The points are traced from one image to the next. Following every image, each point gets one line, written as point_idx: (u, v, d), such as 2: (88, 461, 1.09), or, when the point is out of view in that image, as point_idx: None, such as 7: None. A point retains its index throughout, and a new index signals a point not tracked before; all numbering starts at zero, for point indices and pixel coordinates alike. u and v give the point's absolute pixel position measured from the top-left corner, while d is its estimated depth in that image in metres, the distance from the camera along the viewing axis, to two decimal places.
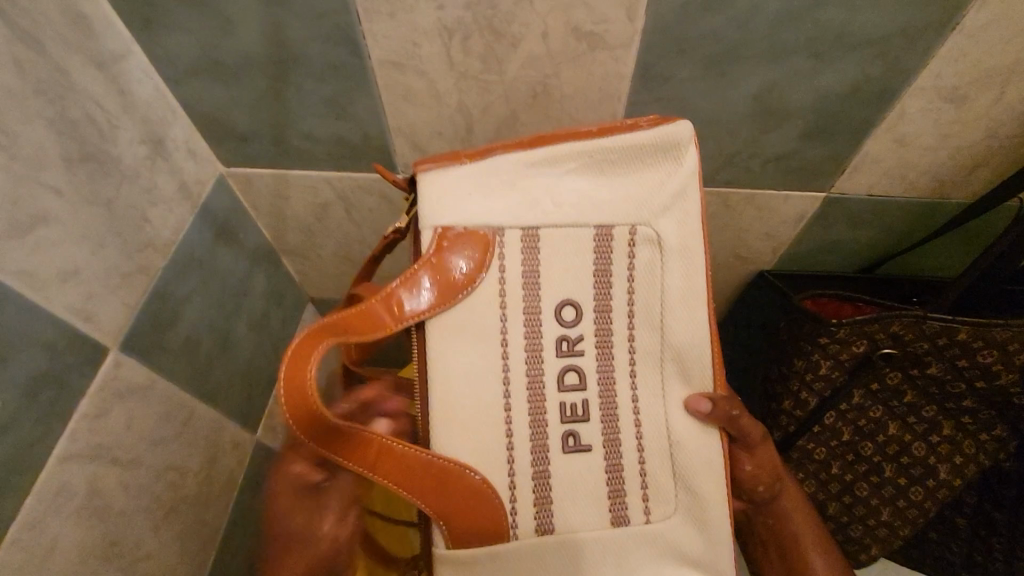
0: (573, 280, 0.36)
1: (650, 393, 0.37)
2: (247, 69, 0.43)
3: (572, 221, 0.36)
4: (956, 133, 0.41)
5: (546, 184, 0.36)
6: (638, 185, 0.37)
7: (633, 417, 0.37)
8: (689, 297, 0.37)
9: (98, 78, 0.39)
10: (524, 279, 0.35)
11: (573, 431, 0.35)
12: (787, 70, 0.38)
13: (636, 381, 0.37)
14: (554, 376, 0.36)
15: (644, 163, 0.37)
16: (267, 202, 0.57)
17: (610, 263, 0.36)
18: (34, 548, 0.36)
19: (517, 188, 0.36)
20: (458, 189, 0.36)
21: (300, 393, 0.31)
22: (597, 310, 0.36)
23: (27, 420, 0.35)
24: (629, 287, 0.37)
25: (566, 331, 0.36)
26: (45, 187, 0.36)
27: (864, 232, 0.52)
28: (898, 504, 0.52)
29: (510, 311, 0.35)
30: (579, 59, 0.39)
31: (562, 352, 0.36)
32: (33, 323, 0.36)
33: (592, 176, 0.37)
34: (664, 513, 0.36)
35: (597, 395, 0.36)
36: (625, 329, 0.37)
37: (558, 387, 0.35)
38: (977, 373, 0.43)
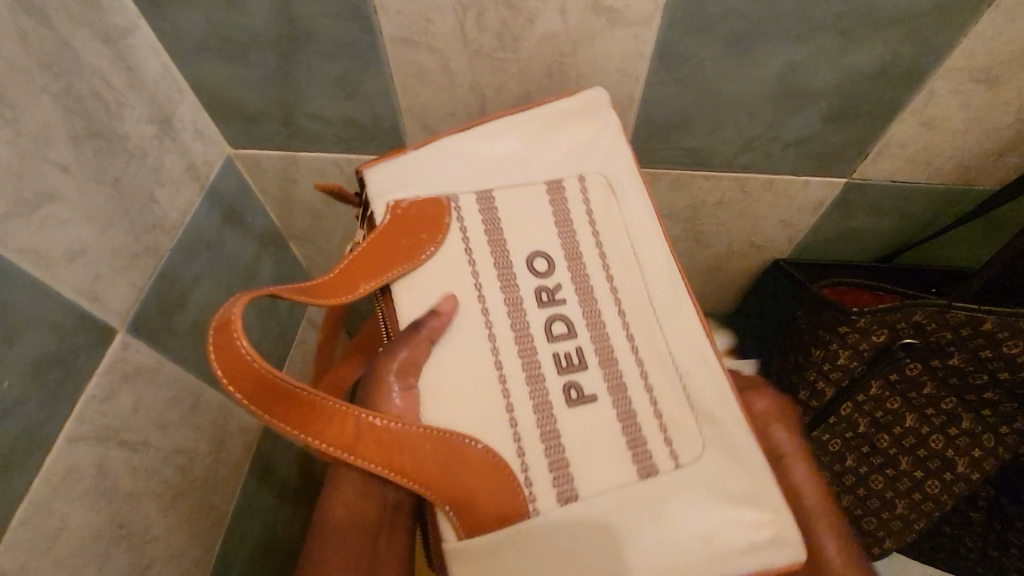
0: (538, 232, 0.38)
1: (643, 330, 0.36)
2: (256, 46, 0.42)
3: (522, 182, 0.39)
4: (986, 116, 0.40)
5: (491, 153, 0.39)
6: (576, 139, 0.40)
7: (634, 358, 0.36)
8: (641, 235, 0.38)
9: (104, 54, 0.38)
10: (489, 235, 0.37)
11: (572, 381, 0.35)
12: (812, 49, 0.37)
13: (629, 326, 0.36)
14: (541, 326, 0.36)
15: (574, 120, 0.40)
16: (275, 185, 0.57)
17: (568, 209, 0.38)
18: (43, 529, 0.36)
19: (464, 161, 0.39)
20: (407, 174, 0.38)
21: (241, 363, 0.30)
22: (568, 256, 0.37)
23: (35, 401, 0.35)
24: (592, 227, 0.38)
25: (542, 280, 0.37)
26: (52, 164, 0.35)
27: (885, 219, 0.51)
28: (913, 497, 0.51)
29: (482, 269, 0.36)
30: (597, 37, 0.38)
31: (545, 303, 0.36)
32: (41, 303, 0.35)
33: (533, 138, 0.39)
34: (694, 452, 0.33)
35: (590, 341, 0.36)
36: (603, 277, 0.37)
37: (547, 336, 0.35)
38: (1001, 365, 0.41)
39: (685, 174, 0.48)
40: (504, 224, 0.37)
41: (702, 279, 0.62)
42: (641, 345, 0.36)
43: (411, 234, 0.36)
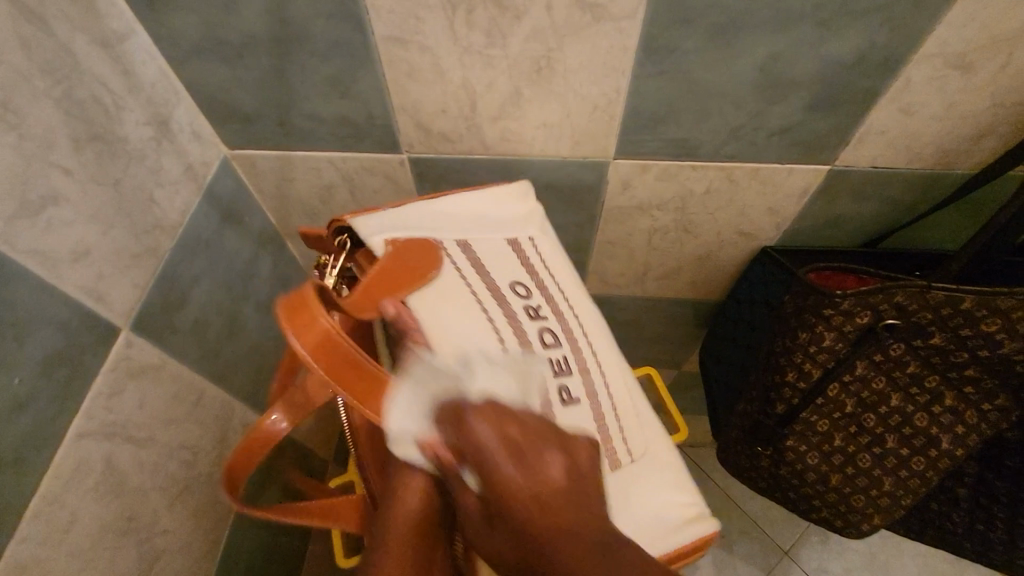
0: (505, 269, 0.41)
1: (603, 347, 0.42)
2: (251, 48, 0.43)
3: (480, 237, 0.43)
4: (961, 101, 0.41)
5: (450, 215, 0.43)
6: (516, 210, 0.46)
7: (598, 367, 0.40)
8: (575, 288, 0.44)
9: (102, 57, 0.39)
10: (472, 265, 0.40)
11: (563, 384, 0.37)
12: (792, 39, 0.38)
13: (591, 342, 0.41)
14: (534, 335, 0.38)
15: (512, 194, 0.46)
16: (272, 184, 0.57)
17: (525, 255, 0.43)
18: (54, 522, 0.37)
19: (431, 219, 0.42)
20: (387, 223, 0.40)
21: (314, 330, 0.31)
22: (539, 287, 0.42)
23: (44, 397, 0.36)
24: (546, 270, 0.43)
25: (526, 301, 0.40)
26: (55, 167, 0.36)
27: (868, 206, 0.52)
28: (900, 474, 0.52)
29: (473, 286, 0.39)
30: (583, 32, 0.39)
31: (533, 317, 0.39)
32: (48, 302, 0.36)
33: (484, 202, 0.45)
34: (642, 450, 0.39)
35: (570, 350, 0.39)
36: (563, 305, 0.42)
37: (542, 344, 0.38)
38: (980, 342, 0.43)
39: (672, 165, 0.50)
40: (487, 266, 0.41)
41: (691, 268, 0.64)
42: (603, 366, 0.40)
43: (406, 264, 0.37)
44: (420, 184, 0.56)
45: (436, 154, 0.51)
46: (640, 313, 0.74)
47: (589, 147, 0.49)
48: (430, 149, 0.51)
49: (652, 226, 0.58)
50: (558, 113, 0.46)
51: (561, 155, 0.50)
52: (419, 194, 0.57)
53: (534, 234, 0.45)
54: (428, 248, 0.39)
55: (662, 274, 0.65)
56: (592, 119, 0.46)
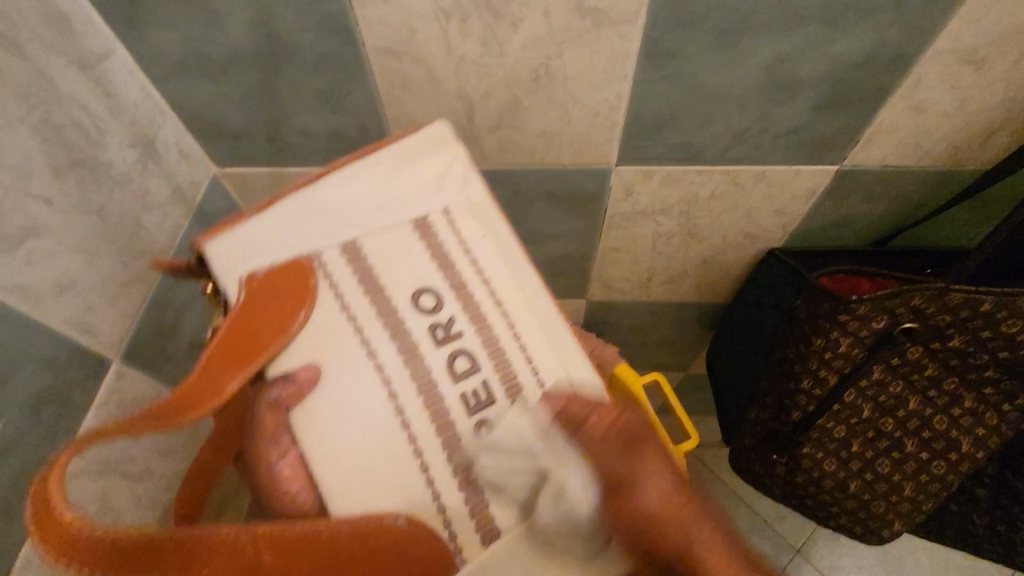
0: (413, 271, 0.34)
1: (544, 346, 0.33)
2: (237, 65, 0.41)
3: (387, 224, 0.35)
4: (972, 98, 0.40)
5: (351, 207, 0.35)
6: (422, 175, 0.36)
7: (532, 376, 0.32)
8: (517, 275, 0.35)
9: (80, 80, 0.38)
10: (365, 291, 0.33)
11: (483, 419, 0.31)
12: (798, 39, 0.37)
13: (524, 341, 0.33)
14: (443, 368, 0.32)
15: (418, 161, 0.37)
16: (264, 202, 0.56)
17: (438, 241, 0.35)
18: (47, 568, 0.35)
19: (326, 220, 0.35)
20: (240, 250, 0.34)
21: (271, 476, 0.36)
22: (454, 288, 0.34)
23: (32, 439, 0.34)
24: (469, 255, 0.35)
25: (432, 318, 0.33)
26: (34, 197, 0.35)
27: (878, 205, 0.51)
28: (920, 479, 0.51)
29: (354, 301, 0.33)
30: (582, 37, 0.38)
31: (442, 341, 0.32)
32: (32, 339, 0.34)
33: (380, 180, 0.36)
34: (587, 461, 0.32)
35: (495, 372, 0.32)
36: (488, 296, 0.34)
37: (453, 380, 0.31)
38: (1001, 344, 0.42)
39: (676, 170, 0.48)
40: (379, 275, 0.34)
41: (697, 272, 0.62)
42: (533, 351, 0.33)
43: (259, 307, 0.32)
44: None
45: None
46: (645, 317, 0.72)
47: (591, 154, 0.47)
48: None
49: (657, 231, 0.56)
50: (558, 121, 0.44)
51: (563, 163, 0.48)
52: None
53: (449, 205, 0.36)
54: (292, 273, 0.33)
55: (667, 279, 0.64)
56: (593, 126, 0.44)
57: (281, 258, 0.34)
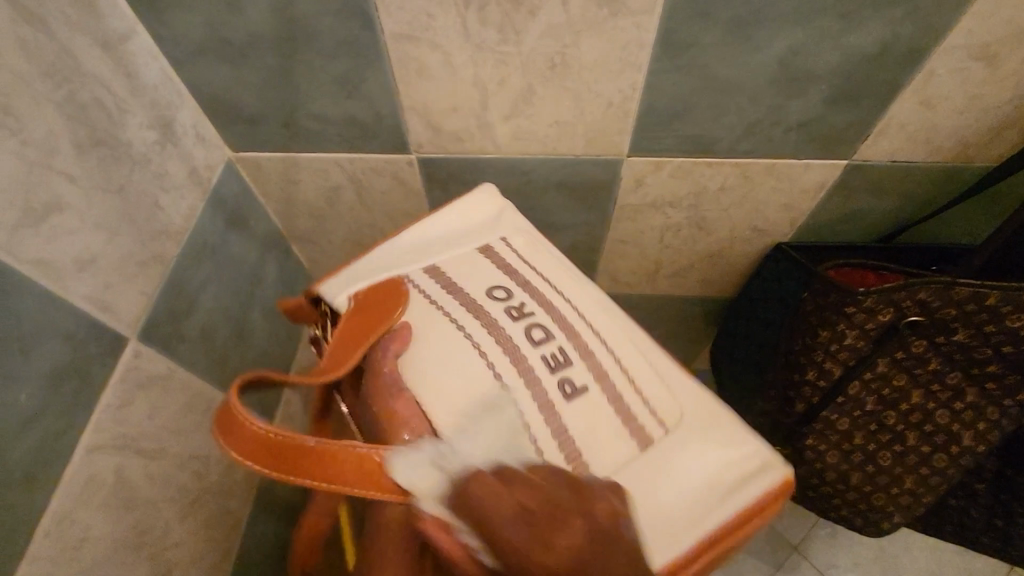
0: (488, 273, 0.40)
1: (611, 328, 0.39)
2: (256, 48, 0.42)
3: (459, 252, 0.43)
4: (983, 94, 0.40)
5: (425, 245, 0.43)
6: (473, 226, 0.45)
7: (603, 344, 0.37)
8: (569, 272, 0.43)
9: (103, 60, 0.38)
10: (444, 288, 0.39)
11: (566, 378, 0.35)
12: (813, 32, 0.37)
13: (587, 321, 0.39)
14: (521, 334, 0.36)
15: (465, 216, 0.45)
16: (277, 187, 0.56)
17: (507, 258, 0.42)
18: (65, 538, 0.36)
19: (411, 259, 0.42)
20: (360, 278, 0.41)
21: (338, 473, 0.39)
22: (519, 284, 0.40)
23: (53, 412, 0.35)
24: (526, 260, 0.42)
25: (507, 302, 0.38)
26: (58, 173, 0.35)
27: (885, 201, 0.51)
28: (921, 472, 0.52)
29: (444, 305, 0.38)
30: (598, 27, 0.38)
31: (518, 318, 0.37)
32: (55, 314, 0.35)
33: (439, 229, 0.44)
34: (675, 418, 0.35)
35: (568, 341, 0.37)
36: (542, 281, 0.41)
37: (529, 343, 0.36)
38: (1004, 339, 0.42)
39: (687, 162, 0.49)
40: (461, 280, 0.40)
41: (704, 266, 0.63)
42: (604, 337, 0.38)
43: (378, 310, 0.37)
44: (429, 185, 0.55)
45: (446, 154, 0.50)
46: (649, 311, 0.73)
47: (603, 145, 0.48)
48: (439, 149, 0.50)
49: (666, 224, 0.57)
50: (572, 110, 0.45)
51: (574, 154, 0.49)
52: (428, 195, 0.56)
53: (508, 233, 0.44)
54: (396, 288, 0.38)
55: (673, 273, 0.65)
56: (606, 116, 0.45)
57: (386, 278, 0.40)
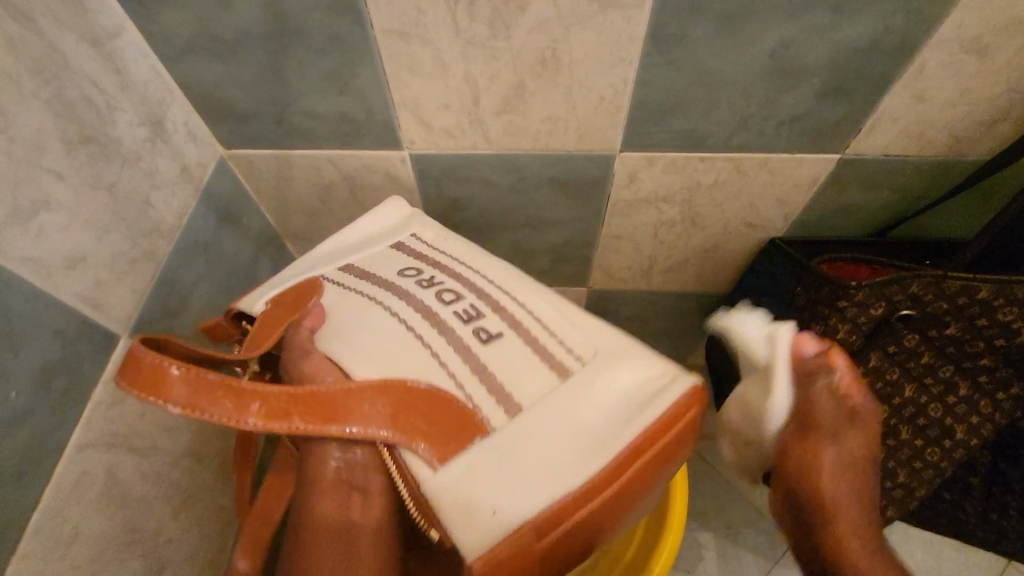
0: (395, 262, 0.44)
1: (534, 294, 0.40)
2: (245, 44, 0.41)
3: (370, 247, 0.47)
4: (975, 86, 0.40)
5: (336, 250, 0.47)
6: (365, 225, 0.49)
7: (529, 313, 0.39)
8: (471, 249, 0.46)
9: (91, 56, 0.38)
10: (380, 286, 0.41)
11: (482, 327, 0.37)
12: (804, 25, 0.37)
13: (513, 292, 0.41)
14: (437, 300, 0.39)
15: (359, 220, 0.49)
16: (270, 185, 0.56)
17: (414, 248, 0.46)
18: (56, 536, 0.36)
19: (327, 262, 0.46)
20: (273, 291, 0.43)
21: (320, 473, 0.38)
22: (433, 265, 0.43)
23: (43, 409, 0.35)
24: (428, 244, 0.46)
25: (418, 278, 0.42)
26: (46, 170, 0.35)
27: (879, 194, 0.51)
28: (915, 466, 0.52)
29: (378, 298, 0.40)
30: (589, 21, 0.38)
31: (429, 287, 0.41)
32: (44, 311, 0.35)
33: (337, 239, 0.48)
34: (593, 350, 0.36)
35: (487, 303, 0.40)
36: (454, 262, 0.44)
37: (444, 305, 0.39)
38: (996, 332, 0.42)
39: (680, 157, 0.49)
40: (371, 266, 0.44)
41: (697, 262, 0.63)
42: (531, 302, 0.40)
43: (284, 305, 0.40)
44: (422, 181, 0.55)
45: (439, 150, 0.50)
46: (644, 307, 0.73)
47: (595, 141, 0.48)
48: (432, 145, 0.50)
49: (659, 219, 0.57)
50: (564, 106, 0.45)
51: (567, 149, 0.49)
52: (421, 191, 0.56)
53: (415, 228, 0.48)
54: (309, 287, 0.42)
55: (667, 268, 0.65)
56: (598, 111, 0.45)
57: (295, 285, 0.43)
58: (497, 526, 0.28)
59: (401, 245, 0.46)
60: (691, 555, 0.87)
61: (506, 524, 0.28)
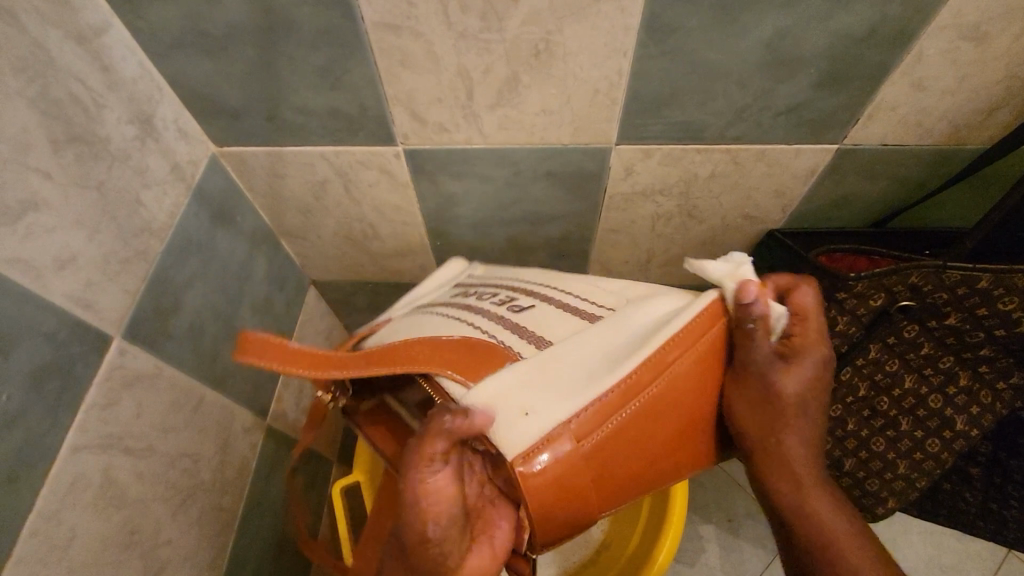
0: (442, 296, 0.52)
1: (572, 282, 0.45)
2: (234, 40, 0.41)
3: (424, 293, 0.55)
4: (974, 74, 0.40)
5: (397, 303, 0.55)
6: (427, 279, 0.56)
7: (560, 292, 0.44)
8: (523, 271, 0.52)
9: (78, 54, 0.37)
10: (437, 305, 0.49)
11: (517, 305, 0.43)
12: (801, 13, 0.36)
13: (562, 284, 0.46)
14: (483, 301, 0.45)
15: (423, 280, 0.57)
16: (263, 182, 0.56)
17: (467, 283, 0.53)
18: (52, 539, 0.36)
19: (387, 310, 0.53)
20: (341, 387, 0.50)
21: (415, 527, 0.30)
22: (480, 285, 0.51)
23: (35, 412, 0.35)
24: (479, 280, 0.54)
25: (463, 294, 0.49)
26: (33, 170, 0.34)
27: (878, 185, 0.51)
28: (915, 457, 0.52)
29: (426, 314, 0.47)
30: (582, 12, 0.37)
31: (476, 296, 0.47)
32: (34, 314, 0.35)
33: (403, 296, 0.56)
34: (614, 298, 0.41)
35: (527, 296, 0.45)
36: (508, 280, 0.51)
37: (486, 302, 0.45)
38: (997, 322, 0.42)
39: (676, 149, 0.48)
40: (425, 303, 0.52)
41: (695, 255, 0.63)
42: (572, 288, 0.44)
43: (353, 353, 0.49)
44: (417, 177, 0.54)
45: (433, 145, 0.50)
46: None
47: (590, 134, 0.47)
48: (426, 140, 0.49)
49: (656, 212, 0.56)
50: (558, 99, 0.44)
51: (562, 143, 0.48)
52: (416, 187, 0.56)
53: (467, 268, 0.58)
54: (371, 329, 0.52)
55: (665, 262, 0.64)
56: (593, 103, 0.44)
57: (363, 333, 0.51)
58: (532, 432, 0.30)
59: (458, 285, 0.54)
60: (692, 547, 0.87)
61: (540, 428, 0.30)
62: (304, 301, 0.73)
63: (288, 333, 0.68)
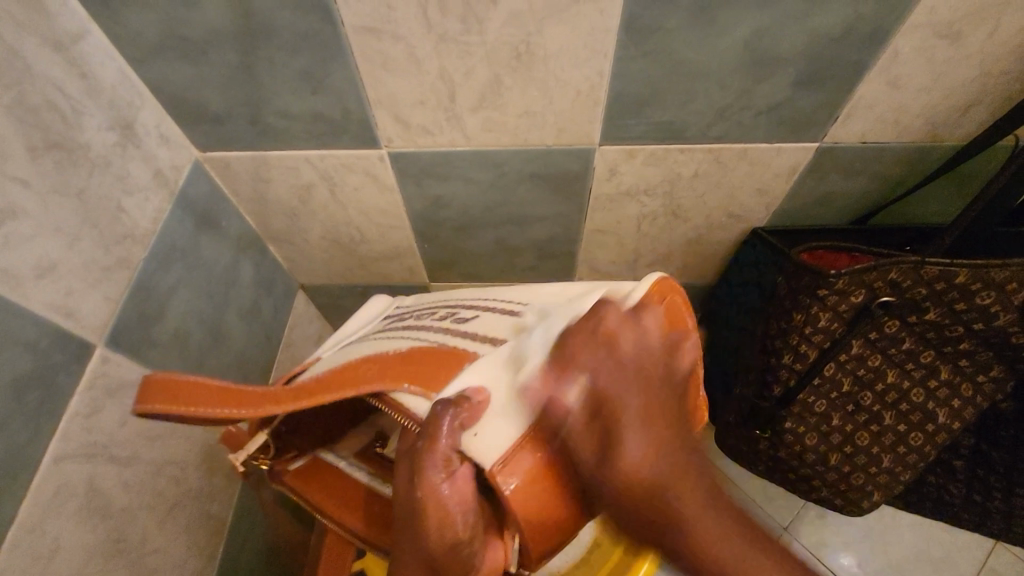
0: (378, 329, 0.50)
1: (507, 292, 0.45)
2: (214, 45, 0.41)
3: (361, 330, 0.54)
4: (948, 72, 0.40)
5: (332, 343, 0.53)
6: (357, 323, 0.56)
7: (500, 299, 0.44)
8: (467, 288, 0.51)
9: (55, 61, 0.37)
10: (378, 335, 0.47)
11: (463, 317, 0.42)
12: (776, 14, 0.37)
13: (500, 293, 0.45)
14: (427, 321, 0.43)
15: (354, 326, 0.56)
16: (248, 187, 0.55)
17: (407, 309, 0.52)
18: (35, 550, 0.36)
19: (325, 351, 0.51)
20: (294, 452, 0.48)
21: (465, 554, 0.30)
22: (423, 307, 0.50)
23: (16, 422, 0.34)
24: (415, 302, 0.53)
25: (403, 318, 0.48)
26: (10, 178, 0.34)
27: (858, 183, 0.51)
28: (898, 451, 0.52)
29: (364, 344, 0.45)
30: (562, 15, 0.38)
31: (421, 318, 0.45)
32: (14, 322, 0.34)
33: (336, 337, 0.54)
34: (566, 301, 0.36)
35: (469, 308, 0.44)
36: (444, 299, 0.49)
37: (431, 321, 0.43)
38: (975, 316, 0.42)
39: (659, 149, 0.49)
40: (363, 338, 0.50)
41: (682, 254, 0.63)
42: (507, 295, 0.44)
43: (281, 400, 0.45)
44: (402, 180, 0.54)
45: (418, 148, 0.50)
46: None
47: (573, 136, 0.48)
48: (410, 143, 0.49)
49: (642, 212, 0.57)
50: (541, 101, 0.44)
51: (546, 144, 0.49)
52: (402, 190, 0.56)
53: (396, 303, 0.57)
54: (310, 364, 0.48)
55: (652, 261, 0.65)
56: (575, 105, 0.44)
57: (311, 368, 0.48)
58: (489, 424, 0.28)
59: (394, 314, 0.52)
60: None
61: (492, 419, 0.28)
62: (292, 305, 0.73)
63: (277, 338, 0.68)
